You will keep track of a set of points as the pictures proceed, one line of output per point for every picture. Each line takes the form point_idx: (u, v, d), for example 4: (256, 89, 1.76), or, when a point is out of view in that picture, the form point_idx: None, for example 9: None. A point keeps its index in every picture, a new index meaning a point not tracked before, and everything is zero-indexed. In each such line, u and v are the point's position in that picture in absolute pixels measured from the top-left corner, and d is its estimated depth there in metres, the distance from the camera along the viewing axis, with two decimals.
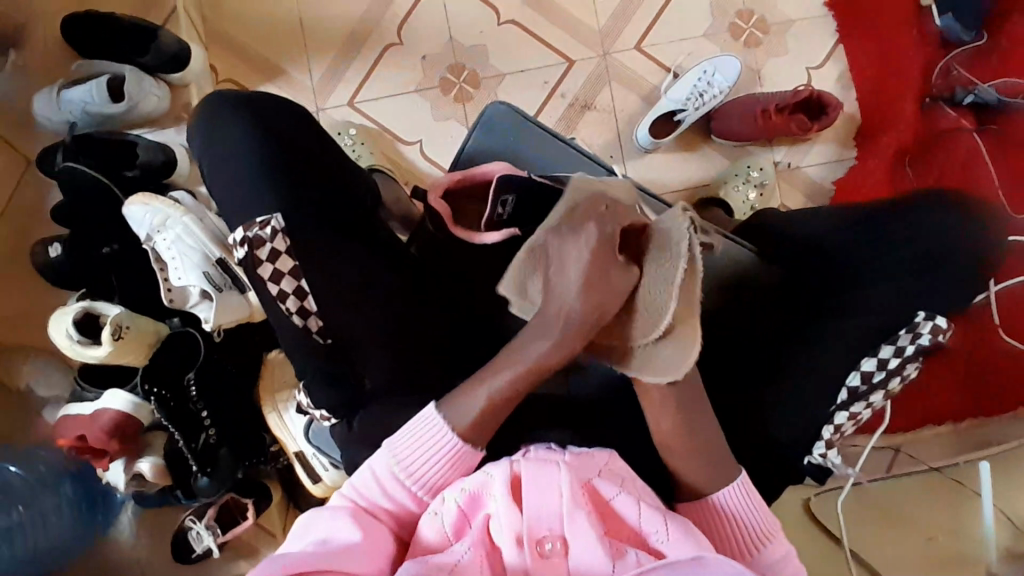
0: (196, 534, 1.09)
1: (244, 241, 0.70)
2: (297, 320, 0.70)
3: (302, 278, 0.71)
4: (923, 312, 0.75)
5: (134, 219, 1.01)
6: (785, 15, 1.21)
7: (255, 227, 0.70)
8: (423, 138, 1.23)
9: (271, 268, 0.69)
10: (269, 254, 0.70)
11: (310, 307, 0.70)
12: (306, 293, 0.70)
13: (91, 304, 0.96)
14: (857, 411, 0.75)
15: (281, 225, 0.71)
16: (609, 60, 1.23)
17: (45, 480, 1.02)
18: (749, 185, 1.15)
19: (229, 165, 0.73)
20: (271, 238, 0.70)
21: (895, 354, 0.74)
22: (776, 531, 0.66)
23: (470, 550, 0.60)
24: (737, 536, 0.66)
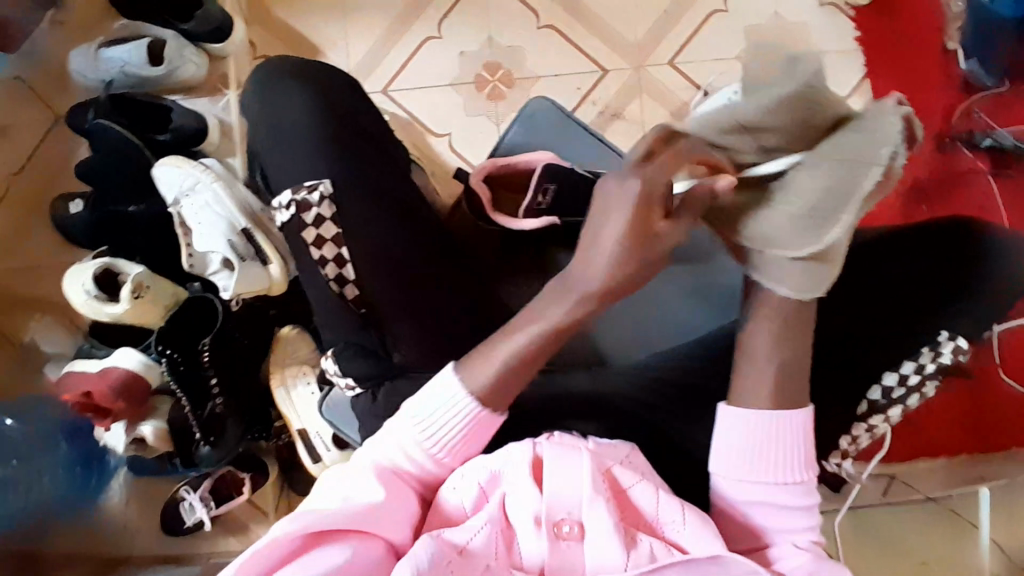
0: (187, 506, 1.08)
1: (291, 204, 0.74)
2: (335, 287, 0.74)
3: (343, 246, 0.74)
4: (946, 332, 0.78)
5: (163, 180, 1.01)
6: (817, 47, 1.25)
7: (303, 191, 0.74)
8: (453, 132, 1.24)
9: (315, 232, 0.73)
10: (315, 219, 0.73)
11: (349, 275, 0.74)
12: (346, 261, 0.74)
13: (112, 262, 0.96)
14: (875, 423, 0.77)
15: (329, 191, 0.74)
16: (642, 72, 1.25)
17: (42, 437, 1.02)
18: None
19: (283, 139, 0.77)
20: (318, 204, 0.74)
21: (915, 371, 0.77)
22: (796, 454, 0.65)
23: (485, 529, 0.60)
24: (758, 465, 0.64)
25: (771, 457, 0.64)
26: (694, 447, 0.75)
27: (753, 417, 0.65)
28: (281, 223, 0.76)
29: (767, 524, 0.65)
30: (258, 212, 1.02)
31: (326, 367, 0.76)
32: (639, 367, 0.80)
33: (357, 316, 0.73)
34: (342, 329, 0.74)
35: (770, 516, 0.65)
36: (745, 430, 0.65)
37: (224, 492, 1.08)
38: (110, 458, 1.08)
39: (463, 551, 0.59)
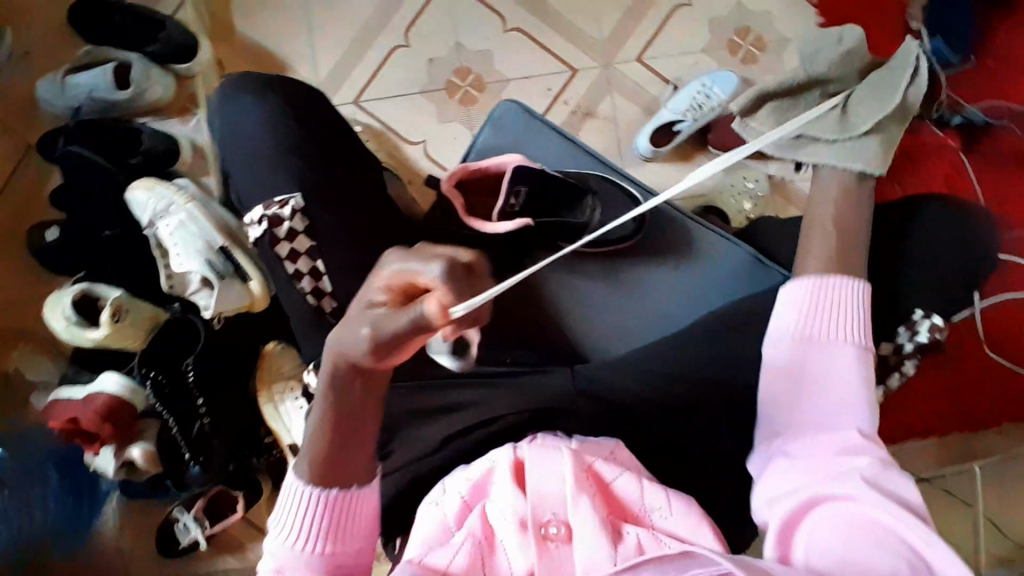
0: (182, 527, 1.08)
1: (263, 219, 0.73)
2: (312, 300, 0.74)
3: (318, 259, 0.74)
4: (922, 311, 0.80)
5: (137, 203, 1.01)
6: (781, 35, 1.26)
7: (274, 206, 0.74)
8: (427, 139, 1.25)
9: (290, 247, 0.73)
10: (287, 233, 0.73)
11: (325, 287, 0.74)
12: (322, 274, 0.74)
13: (90, 287, 0.96)
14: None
15: (301, 205, 0.74)
16: (611, 70, 1.26)
17: (31, 470, 1.00)
18: (745, 196, 1.19)
19: (252, 156, 0.78)
20: (290, 218, 0.74)
21: (892, 353, 0.84)
22: (844, 338, 0.70)
23: (467, 542, 0.61)
24: (814, 333, 0.70)
25: (831, 332, 0.70)
26: (678, 438, 0.75)
27: (816, 283, 0.72)
28: (254, 239, 0.75)
29: (818, 416, 0.68)
30: (233, 228, 1.02)
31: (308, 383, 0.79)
32: None
33: (335, 328, 0.75)
34: (322, 336, 0.76)
35: (829, 399, 0.68)
36: (810, 298, 0.72)
37: (217, 511, 1.08)
38: (102, 484, 1.08)
39: (445, 574, 0.60)
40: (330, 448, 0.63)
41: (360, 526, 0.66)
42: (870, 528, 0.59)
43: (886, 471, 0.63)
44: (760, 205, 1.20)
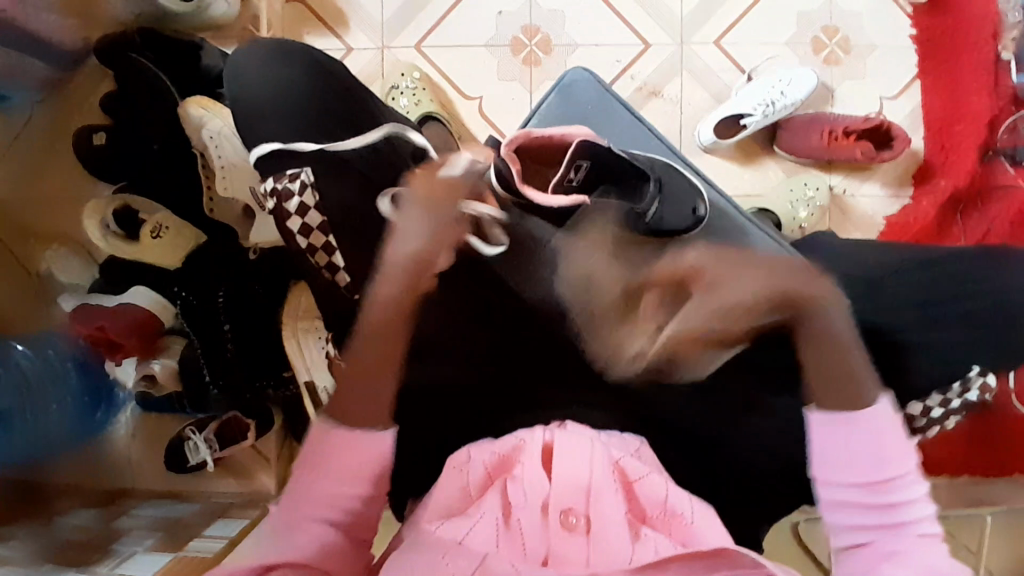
0: (192, 447, 1.09)
1: (274, 193, 0.77)
2: (326, 273, 0.79)
3: (329, 235, 0.78)
4: (978, 368, 0.80)
5: (189, 122, 0.98)
6: (869, 40, 1.20)
7: (284, 180, 0.77)
8: (484, 96, 1.21)
9: (300, 220, 0.77)
10: (297, 208, 0.77)
11: (337, 263, 0.79)
12: (333, 249, 0.78)
13: (131, 199, 1.02)
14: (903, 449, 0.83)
15: (309, 179, 0.78)
16: (685, 51, 1.20)
17: (53, 368, 1.00)
18: (803, 203, 1.15)
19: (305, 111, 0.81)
20: (301, 193, 0.77)
21: (939, 403, 0.81)
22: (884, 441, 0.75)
23: (493, 512, 0.62)
24: (853, 444, 0.76)
25: (868, 452, 0.75)
26: None
27: (832, 416, 0.77)
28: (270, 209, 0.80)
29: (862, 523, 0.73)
30: None
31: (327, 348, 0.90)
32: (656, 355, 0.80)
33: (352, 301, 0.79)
34: None
35: (873, 513, 0.73)
36: (833, 429, 0.77)
37: (228, 437, 1.09)
38: (119, 392, 1.10)
39: (461, 544, 0.59)
40: (360, 394, 0.78)
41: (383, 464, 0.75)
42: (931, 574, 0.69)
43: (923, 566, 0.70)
44: (815, 216, 1.16)
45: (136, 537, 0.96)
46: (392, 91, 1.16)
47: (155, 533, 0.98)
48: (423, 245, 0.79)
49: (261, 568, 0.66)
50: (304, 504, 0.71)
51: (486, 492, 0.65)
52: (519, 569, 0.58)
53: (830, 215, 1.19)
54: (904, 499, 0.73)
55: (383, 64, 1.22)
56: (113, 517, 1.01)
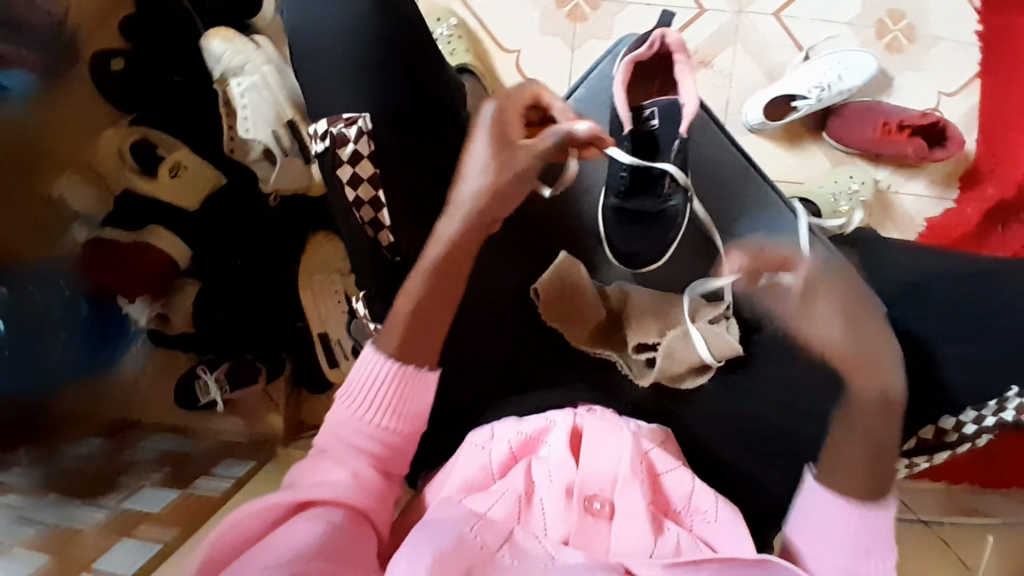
0: (202, 386, 1.08)
1: (327, 137, 0.70)
2: (370, 231, 0.72)
3: (381, 191, 0.71)
4: (1016, 389, 0.68)
5: (213, 57, 0.94)
6: (936, 30, 1.12)
7: (341, 123, 0.70)
8: (522, 50, 1.14)
9: (352, 172, 0.70)
10: (351, 155, 0.70)
11: (383, 221, 0.72)
12: (381, 206, 0.71)
13: (149, 131, 0.98)
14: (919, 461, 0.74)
15: (368, 126, 0.70)
16: (741, 20, 1.13)
17: (57, 302, 0.89)
18: (846, 195, 1.09)
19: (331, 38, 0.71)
20: (355, 140, 0.70)
21: (975, 420, 0.70)
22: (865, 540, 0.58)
23: (510, 495, 0.62)
24: (823, 535, 0.59)
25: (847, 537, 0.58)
26: (720, 442, 0.73)
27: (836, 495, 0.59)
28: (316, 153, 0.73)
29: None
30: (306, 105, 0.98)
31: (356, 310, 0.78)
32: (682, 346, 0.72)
33: (391, 263, 0.73)
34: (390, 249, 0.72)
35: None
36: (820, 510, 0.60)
37: (239, 379, 1.08)
38: (128, 328, 1.07)
39: (484, 517, 0.59)
40: (410, 336, 0.65)
41: (414, 408, 0.66)
42: None
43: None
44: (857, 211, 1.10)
45: (144, 470, 0.97)
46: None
47: (162, 468, 0.99)
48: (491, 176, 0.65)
49: (298, 505, 0.59)
50: (328, 432, 0.65)
51: (510, 473, 0.64)
52: (545, 547, 0.58)
53: (870, 211, 1.14)
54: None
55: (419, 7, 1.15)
56: (121, 446, 1.01)
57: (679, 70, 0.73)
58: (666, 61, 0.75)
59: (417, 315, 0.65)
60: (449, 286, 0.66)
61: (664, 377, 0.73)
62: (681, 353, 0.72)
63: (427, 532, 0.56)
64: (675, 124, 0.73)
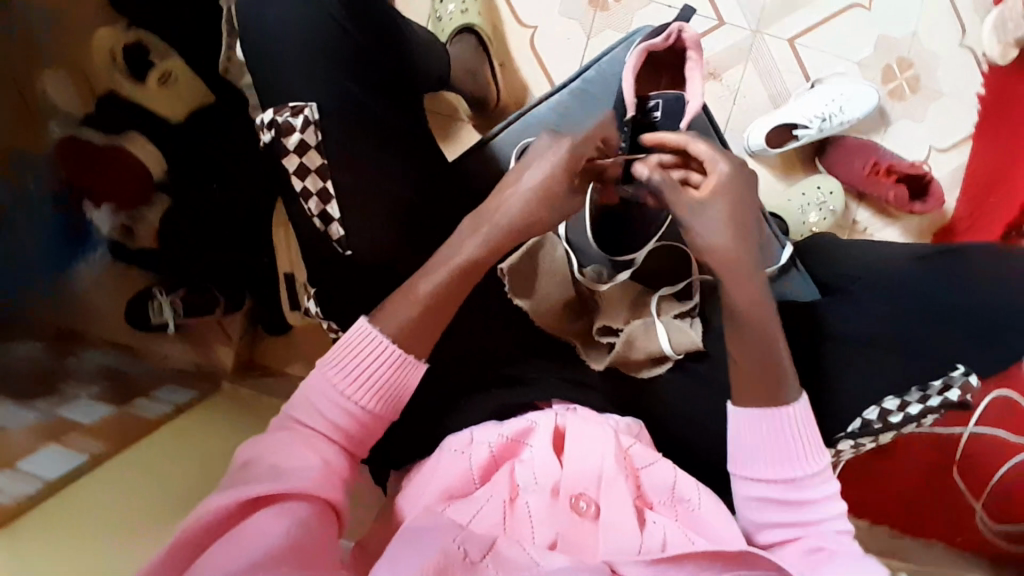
0: (155, 307, 1.05)
1: (273, 126, 0.71)
2: (319, 223, 0.73)
3: (328, 181, 0.72)
4: (962, 367, 0.70)
5: None
6: (938, 86, 1.15)
7: (286, 113, 0.71)
8: (539, 28, 1.14)
9: (299, 161, 0.71)
10: (297, 145, 0.71)
11: (331, 213, 0.72)
12: (329, 198, 0.72)
13: (145, 35, 0.94)
14: (862, 441, 0.74)
15: (314, 117, 0.71)
16: (758, 40, 1.14)
17: (27, 195, 0.87)
18: (814, 207, 1.12)
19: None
20: (301, 129, 0.71)
21: (919, 400, 0.70)
22: (791, 440, 0.65)
23: (496, 498, 0.62)
24: (757, 452, 0.66)
25: (787, 445, 0.65)
26: (670, 438, 0.74)
27: (757, 413, 0.65)
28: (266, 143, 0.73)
29: (785, 531, 0.66)
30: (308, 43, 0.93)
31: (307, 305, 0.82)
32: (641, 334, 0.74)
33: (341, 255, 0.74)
34: None
35: (790, 513, 0.65)
36: (746, 430, 0.66)
37: (196, 307, 1.07)
38: (94, 233, 1.01)
39: (466, 528, 0.59)
40: (415, 324, 0.67)
41: (399, 392, 0.67)
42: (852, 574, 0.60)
43: (847, 565, 0.60)
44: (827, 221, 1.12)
45: (82, 380, 0.93)
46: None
47: (101, 381, 0.96)
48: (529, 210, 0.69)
49: (252, 501, 0.57)
50: (295, 404, 0.66)
51: (493, 478, 0.64)
52: (531, 553, 0.58)
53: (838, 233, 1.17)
54: (820, 500, 0.66)
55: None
56: (63, 351, 0.95)
57: (689, 67, 0.74)
58: (680, 58, 0.76)
59: (431, 308, 0.67)
60: (467, 286, 0.69)
61: (624, 364, 0.75)
62: (641, 342, 0.74)
63: (414, 541, 0.56)
64: (676, 119, 0.74)
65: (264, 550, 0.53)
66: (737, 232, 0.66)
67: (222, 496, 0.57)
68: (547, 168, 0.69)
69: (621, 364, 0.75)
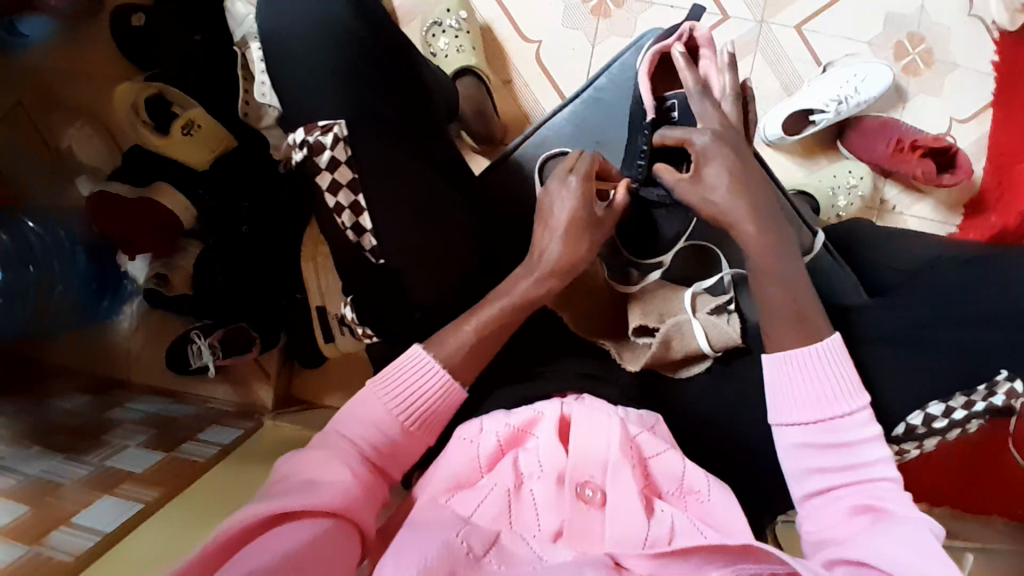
0: (195, 350, 1.06)
1: (304, 145, 0.68)
2: (352, 236, 0.71)
3: (359, 194, 0.69)
4: (1006, 372, 0.66)
5: (235, 18, 0.96)
6: (952, 57, 1.13)
7: (316, 131, 0.67)
8: (544, 41, 1.15)
9: (330, 178, 0.68)
10: (329, 162, 0.67)
11: (365, 225, 0.70)
12: (362, 210, 0.69)
13: (165, 88, 0.97)
14: (906, 448, 0.72)
15: (344, 133, 0.67)
16: (764, 30, 1.14)
17: (60, 246, 0.96)
18: (843, 190, 1.10)
19: (304, 15, 0.66)
20: (331, 146, 0.67)
21: (964, 406, 0.67)
22: (828, 387, 0.62)
23: (501, 488, 0.61)
24: (793, 403, 0.63)
25: (826, 390, 0.62)
26: (721, 440, 0.73)
27: (780, 355, 0.64)
28: (297, 161, 0.70)
29: (829, 476, 0.61)
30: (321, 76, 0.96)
31: (345, 314, 0.82)
32: (680, 330, 0.71)
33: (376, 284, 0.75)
34: (402, 219, 0.71)
35: (833, 456, 0.61)
36: (780, 376, 0.64)
37: (233, 346, 1.05)
38: (126, 284, 1.08)
39: (469, 520, 0.59)
40: (469, 347, 0.69)
41: (441, 418, 0.69)
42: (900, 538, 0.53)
43: (888, 529, 0.54)
44: (854, 205, 1.11)
45: (128, 431, 0.95)
46: (434, 28, 1.10)
47: (147, 430, 0.97)
48: (567, 247, 0.71)
49: (276, 515, 0.56)
50: (342, 420, 0.67)
51: (498, 466, 0.63)
52: (533, 548, 0.58)
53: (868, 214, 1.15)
54: (868, 442, 0.61)
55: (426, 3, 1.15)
56: (108, 407, 1.01)
57: (703, 65, 0.71)
58: None
59: (487, 334, 0.70)
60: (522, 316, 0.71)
61: (661, 365, 0.74)
62: (679, 343, 0.72)
63: (419, 538, 0.56)
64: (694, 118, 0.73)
65: (288, 555, 0.53)
66: (737, 194, 0.66)
67: (254, 507, 0.56)
68: (569, 201, 0.71)
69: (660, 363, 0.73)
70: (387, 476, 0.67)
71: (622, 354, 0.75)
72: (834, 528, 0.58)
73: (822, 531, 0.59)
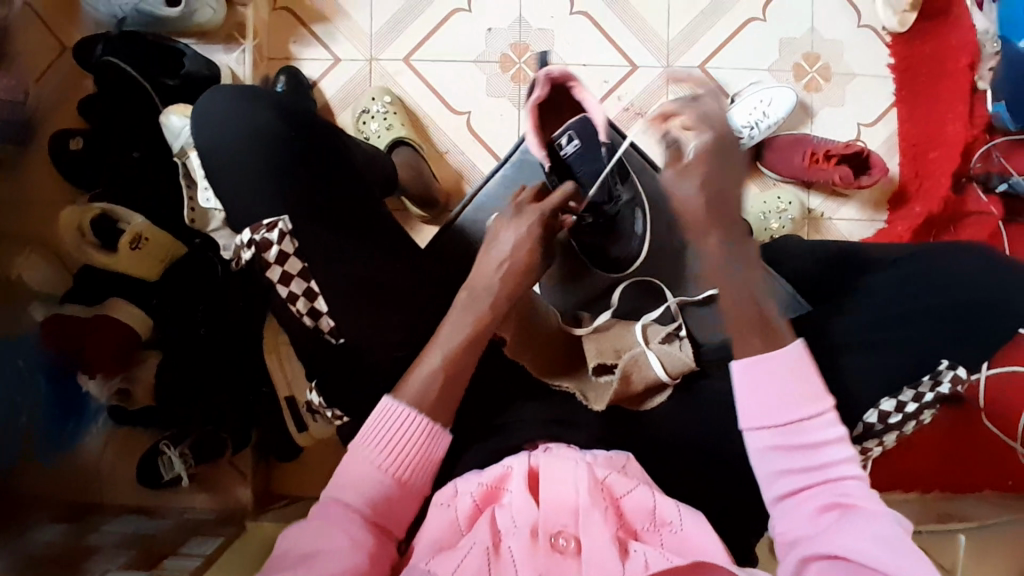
0: (166, 461, 1.05)
1: (251, 243, 0.72)
2: (309, 321, 0.74)
3: (312, 280, 0.73)
4: (947, 361, 0.72)
5: (173, 131, 0.99)
6: (848, 68, 1.23)
7: (262, 230, 0.72)
8: (472, 111, 1.22)
9: (280, 271, 0.72)
10: (277, 256, 0.72)
11: (320, 307, 0.74)
12: (316, 295, 0.73)
13: (112, 207, 0.98)
14: (869, 446, 0.75)
15: (289, 227, 0.72)
16: (672, 73, 1.23)
17: (23, 374, 0.94)
18: (775, 214, 1.17)
19: (233, 133, 0.72)
20: (278, 241, 0.72)
21: (913, 399, 0.72)
22: (794, 393, 0.65)
23: (480, 548, 0.61)
24: (762, 411, 0.66)
25: (793, 394, 0.65)
26: (694, 462, 0.74)
27: (746, 364, 0.67)
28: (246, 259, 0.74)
29: (798, 476, 0.64)
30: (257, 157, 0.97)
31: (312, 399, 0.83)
32: (635, 364, 0.75)
33: (337, 365, 0.76)
34: (352, 297, 0.74)
35: (801, 458, 0.64)
36: (747, 384, 0.67)
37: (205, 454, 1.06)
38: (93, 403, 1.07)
39: None
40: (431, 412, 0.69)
41: (430, 464, 0.68)
42: (871, 535, 0.58)
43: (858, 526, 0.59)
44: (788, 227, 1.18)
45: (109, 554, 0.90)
46: (363, 116, 1.17)
47: (127, 550, 0.92)
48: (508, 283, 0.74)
49: None
50: (334, 485, 0.66)
51: (476, 525, 0.63)
52: None
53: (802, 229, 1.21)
54: (831, 443, 0.65)
55: (354, 94, 1.22)
56: (84, 531, 0.95)
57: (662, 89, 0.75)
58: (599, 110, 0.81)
59: (440, 390, 0.69)
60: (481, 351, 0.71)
61: (624, 400, 0.75)
62: (638, 374, 0.75)
63: None
64: None
65: None
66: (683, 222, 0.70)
67: None
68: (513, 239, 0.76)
69: (622, 398, 0.75)
70: (390, 534, 0.65)
71: (587, 394, 0.76)
72: (808, 526, 0.62)
73: (795, 529, 0.62)
